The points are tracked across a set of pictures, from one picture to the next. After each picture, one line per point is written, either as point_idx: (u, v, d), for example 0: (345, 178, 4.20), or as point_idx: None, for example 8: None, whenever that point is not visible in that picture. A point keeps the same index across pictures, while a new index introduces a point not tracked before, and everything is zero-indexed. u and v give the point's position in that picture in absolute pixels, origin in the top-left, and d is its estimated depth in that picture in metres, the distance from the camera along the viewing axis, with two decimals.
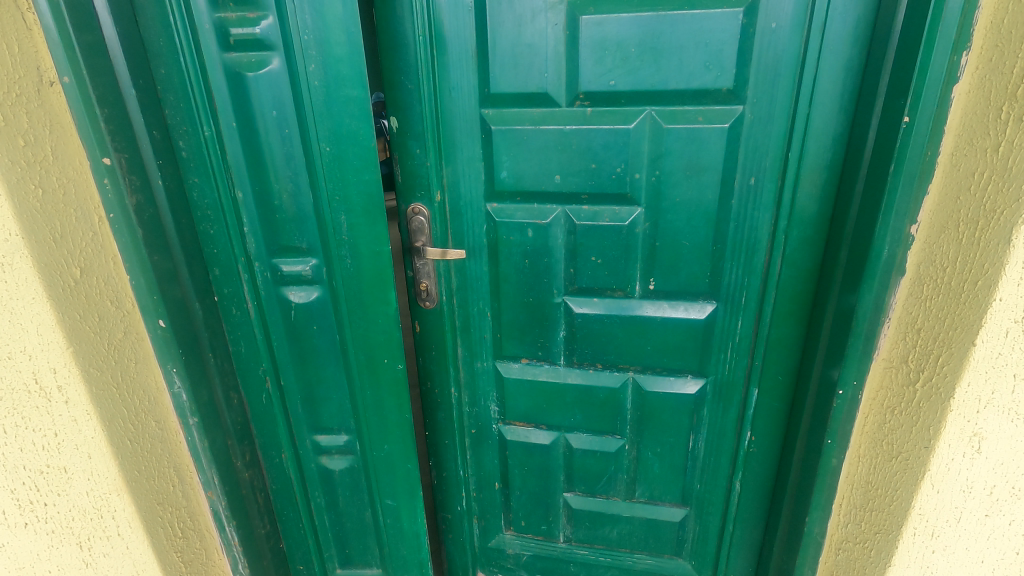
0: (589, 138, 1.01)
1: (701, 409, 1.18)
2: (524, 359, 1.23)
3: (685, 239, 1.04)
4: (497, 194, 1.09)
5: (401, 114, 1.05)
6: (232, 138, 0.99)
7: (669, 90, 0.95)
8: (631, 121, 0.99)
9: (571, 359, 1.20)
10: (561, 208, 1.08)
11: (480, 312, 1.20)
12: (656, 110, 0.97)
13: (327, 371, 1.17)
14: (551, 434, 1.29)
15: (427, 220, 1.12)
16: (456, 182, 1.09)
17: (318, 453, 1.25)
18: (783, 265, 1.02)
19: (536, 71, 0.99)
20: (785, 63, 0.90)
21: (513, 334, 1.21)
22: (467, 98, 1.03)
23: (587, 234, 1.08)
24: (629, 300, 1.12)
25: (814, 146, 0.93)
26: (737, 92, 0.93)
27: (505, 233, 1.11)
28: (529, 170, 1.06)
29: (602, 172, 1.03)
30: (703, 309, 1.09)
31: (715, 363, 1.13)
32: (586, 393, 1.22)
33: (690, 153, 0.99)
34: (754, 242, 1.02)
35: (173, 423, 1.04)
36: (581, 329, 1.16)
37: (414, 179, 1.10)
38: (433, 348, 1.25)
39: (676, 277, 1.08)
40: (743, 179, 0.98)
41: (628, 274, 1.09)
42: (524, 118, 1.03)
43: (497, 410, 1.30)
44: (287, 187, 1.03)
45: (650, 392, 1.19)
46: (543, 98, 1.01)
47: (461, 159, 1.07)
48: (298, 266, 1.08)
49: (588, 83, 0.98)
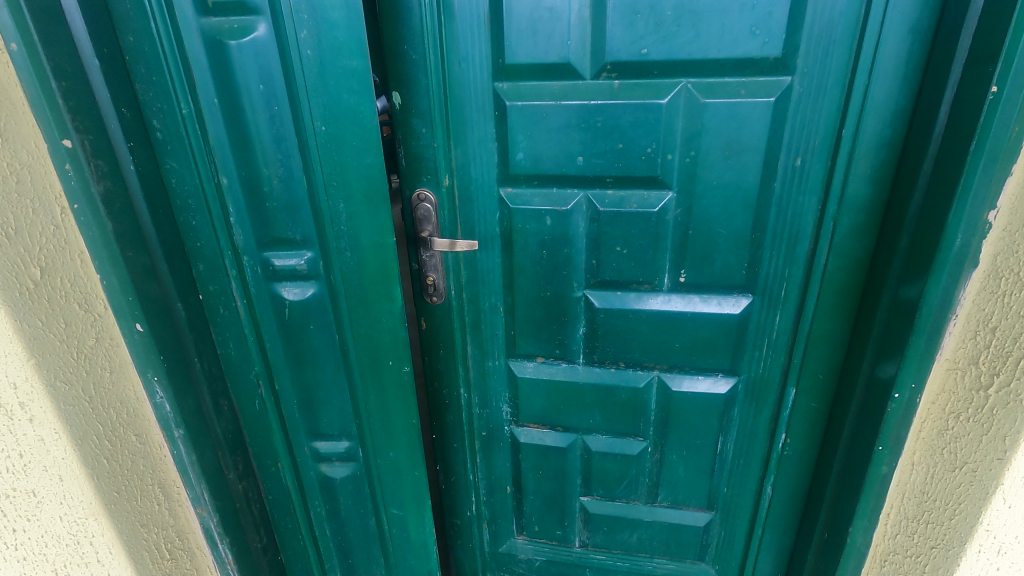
0: (615, 115, 0.91)
1: (730, 409, 1.10)
2: (539, 357, 1.14)
3: (720, 227, 0.95)
4: (511, 177, 0.99)
5: (405, 89, 0.93)
6: (214, 117, 0.87)
7: (709, 59, 0.85)
8: (664, 95, 0.88)
9: (591, 359, 1.11)
10: (583, 193, 0.97)
11: (491, 307, 1.11)
12: (693, 81, 0.87)
13: (326, 373, 1.08)
14: (567, 436, 1.21)
15: (433, 208, 1.01)
16: (466, 166, 0.99)
17: (318, 460, 1.16)
18: (830, 255, 0.92)
19: (558, 39, 0.88)
20: (842, 27, 0.79)
21: (527, 332, 1.11)
22: (479, 71, 0.92)
23: (612, 222, 0.98)
24: (656, 294, 1.02)
25: (872, 122, 0.83)
26: (786, 61, 0.83)
27: (520, 222, 1.01)
28: (548, 151, 0.95)
29: (630, 152, 0.92)
30: (737, 303, 1.00)
31: (749, 360, 1.05)
32: (606, 393, 1.14)
33: (730, 131, 0.88)
34: (799, 229, 0.92)
35: (156, 436, 0.94)
36: (603, 325, 1.07)
37: (419, 163, 0.99)
38: (441, 346, 1.16)
39: (709, 269, 0.98)
40: (789, 160, 0.88)
41: (656, 266, 0.99)
42: (542, 93, 0.92)
43: (509, 410, 1.21)
44: (278, 171, 0.91)
45: (676, 392, 1.10)
46: (564, 70, 0.90)
47: (472, 139, 0.97)
48: (292, 260, 0.98)
49: (616, 51, 0.87)
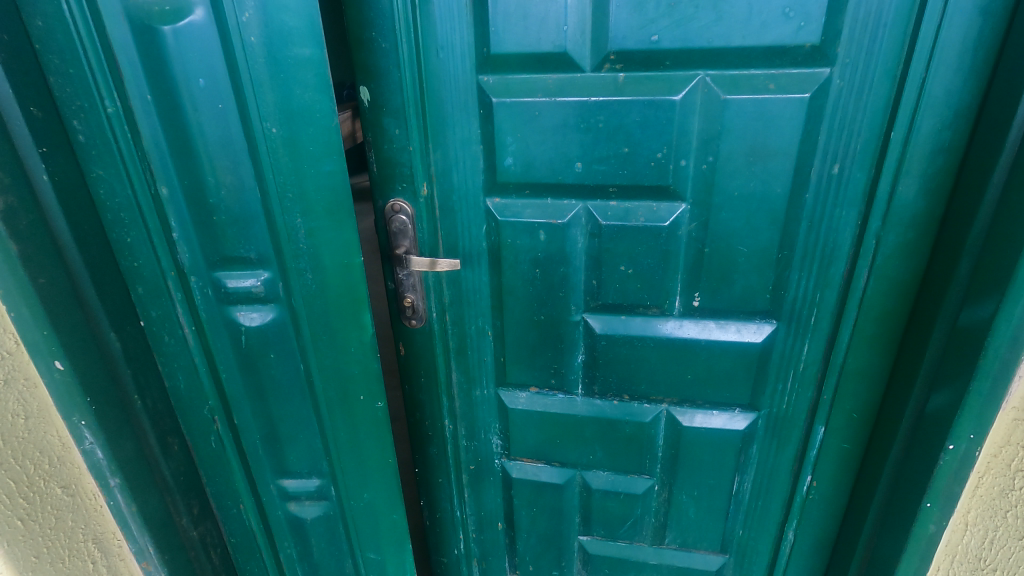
0: (620, 113, 0.77)
1: (749, 447, 0.97)
2: (533, 387, 1.01)
3: (742, 244, 0.81)
4: (499, 185, 0.85)
5: (374, 83, 0.80)
6: (147, 116, 0.74)
7: (732, 47, 0.71)
8: (678, 90, 0.74)
9: (591, 390, 0.98)
10: (581, 204, 0.84)
11: (478, 331, 0.98)
12: (712, 74, 0.73)
13: (291, 405, 0.96)
14: (564, 472, 1.08)
15: (410, 221, 0.88)
16: (447, 172, 0.85)
17: (286, 499, 1.04)
18: (871, 278, 0.79)
19: (552, 23, 0.74)
20: (894, 8, 0.66)
21: (519, 359, 0.98)
22: (460, 61, 0.78)
23: (616, 237, 0.84)
24: (666, 319, 0.89)
25: (926, 124, 0.70)
26: (825, 50, 0.69)
27: (510, 236, 0.88)
28: (541, 156, 0.82)
29: (637, 157, 0.79)
30: (759, 330, 0.87)
31: (771, 394, 0.92)
32: (608, 427, 1.01)
33: (756, 133, 0.75)
34: (833, 247, 0.79)
35: (90, 485, 0.81)
36: (604, 353, 0.94)
37: (392, 169, 0.85)
38: (422, 373, 1.03)
39: (727, 291, 0.85)
40: (825, 166, 0.75)
41: (667, 287, 0.86)
42: (534, 88, 0.78)
43: (500, 443, 1.09)
44: (227, 179, 0.78)
45: (688, 428, 0.97)
46: (559, 60, 0.76)
47: (454, 141, 0.83)
48: (247, 280, 0.84)
49: (622, 38, 0.73)
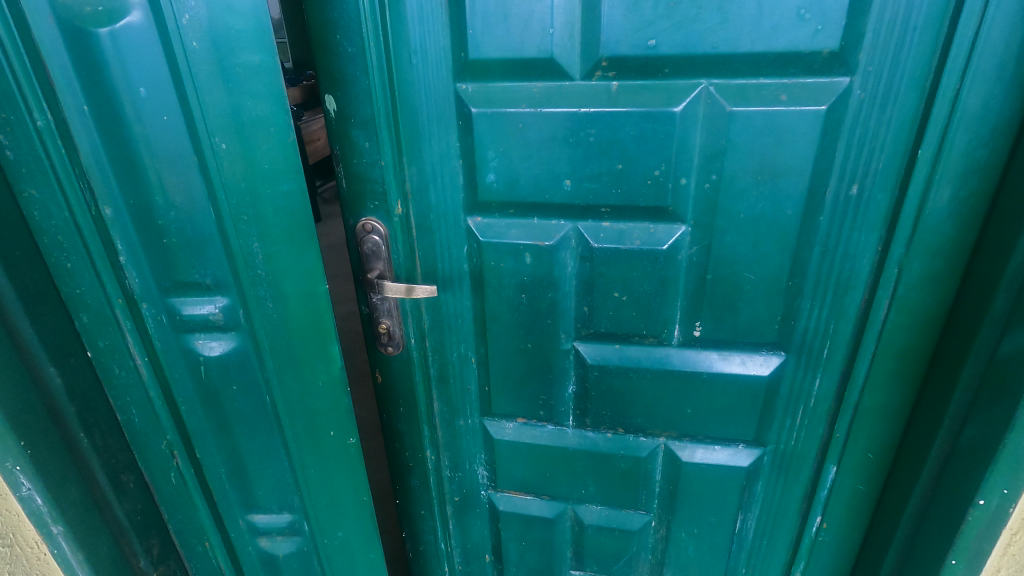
0: (613, 126, 0.69)
1: (753, 484, 0.90)
2: (520, 418, 0.94)
3: (748, 270, 0.73)
4: (480, 203, 0.77)
5: (340, 91, 0.72)
6: (85, 129, 0.66)
7: (740, 53, 0.63)
8: (677, 101, 0.66)
9: (582, 422, 0.91)
10: (571, 225, 0.76)
11: (461, 358, 0.90)
12: (717, 83, 0.65)
13: (258, 438, 0.88)
14: (554, 505, 1.01)
15: (383, 242, 0.80)
16: (424, 189, 0.78)
17: (256, 534, 0.97)
18: (892, 309, 0.71)
19: (537, 26, 0.66)
20: (924, 11, 0.58)
21: (504, 389, 0.91)
22: (434, 67, 0.70)
23: (609, 262, 0.76)
24: (664, 350, 0.82)
25: (957, 141, 0.62)
26: (845, 56, 0.61)
27: (493, 258, 0.80)
28: (526, 172, 0.74)
29: (632, 175, 0.71)
30: (766, 362, 0.79)
31: (778, 430, 0.84)
32: (601, 460, 0.94)
33: (765, 149, 0.66)
34: (850, 275, 0.71)
35: (30, 534, 0.73)
36: (597, 384, 0.86)
37: (363, 185, 0.77)
38: (401, 402, 0.95)
39: (732, 321, 0.77)
40: (841, 186, 0.67)
41: (665, 315, 0.79)
42: (517, 97, 0.70)
43: (485, 475, 1.01)
44: (177, 199, 0.71)
45: (687, 464, 0.90)
46: (545, 67, 0.68)
47: (430, 156, 0.76)
48: (203, 307, 0.78)
49: (615, 42, 0.65)
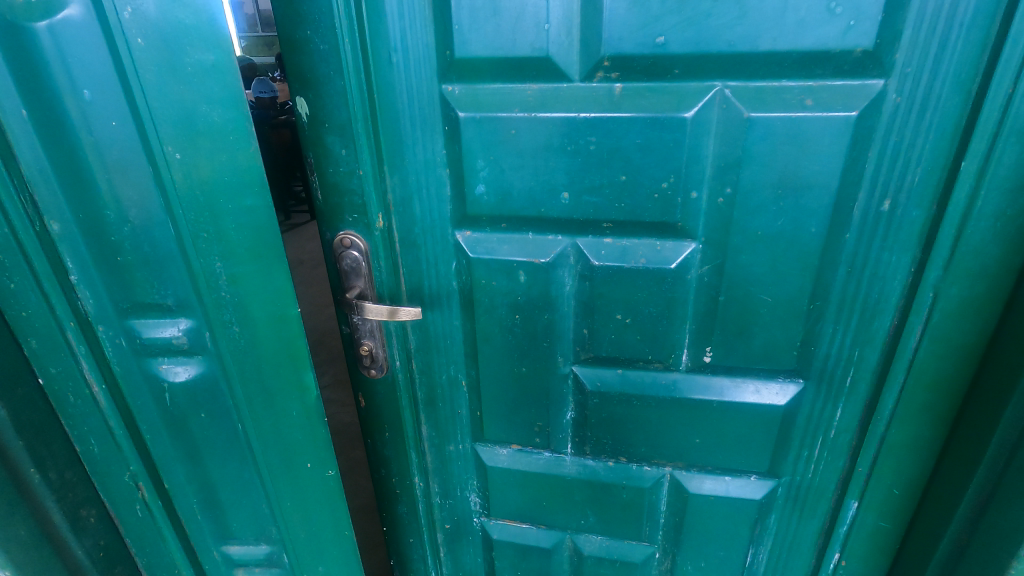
0: (615, 133, 0.61)
1: (767, 518, 0.83)
2: (515, 445, 0.87)
3: (766, 293, 0.66)
4: (469, 217, 0.70)
5: (312, 93, 0.65)
6: (24, 136, 0.59)
7: (760, 52, 0.55)
8: (688, 106, 0.59)
9: (581, 450, 0.84)
10: (569, 241, 0.69)
11: (450, 380, 0.84)
12: (733, 86, 0.57)
13: (231, 467, 0.82)
14: (552, 535, 0.94)
15: (363, 258, 0.73)
16: (407, 201, 0.71)
17: (232, 566, 0.90)
18: (925, 337, 0.64)
19: (530, 21, 0.59)
20: (973, 4, 0.51)
21: (497, 414, 0.84)
22: (416, 66, 0.63)
23: (611, 282, 0.69)
24: (672, 376, 0.75)
25: (1007, 152, 0.55)
26: (881, 56, 0.54)
27: (483, 276, 0.73)
28: (519, 183, 0.67)
29: (637, 187, 0.63)
30: (783, 391, 0.72)
31: (794, 461, 0.78)
32: (602, 490, 0.87)
33: (787, 159, 0.59)
34: (878, 298, 0.64)
35: None
36: (597, 412, 0.80)
37: (340, 197, 0.70)
38: (387, 427, 0.89)
39: (746, 347, 0.70)
40: (871, 201, 0.60)
41: (672, 339, 0.72)
42: (509, 100, 0.63)
43: (478, 502, 0.95)
44: (132, 213, 0.64)
45: (695, 496, 0.83)
46: (540, 67, 0.61)
47: (413, 164, 0.69)
48: (165, 330, 0.71)
49: (618, 40, 0.58)
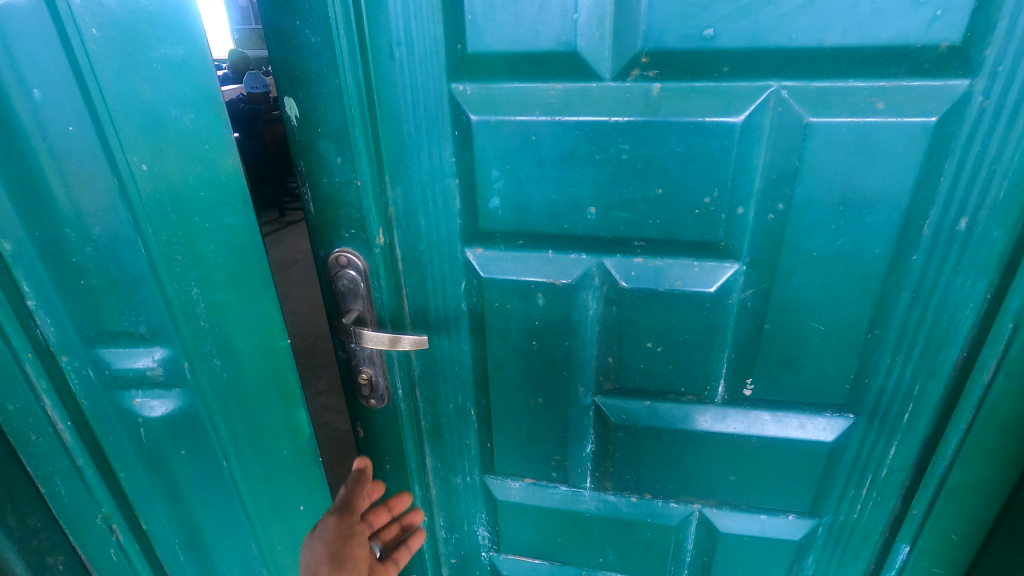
0: (652, 139, 0.53)
1: (805, 559, 0.76)
2: (528, 479, 0.79)
3: (818, 320, 0.59)
4: (481, 233, 0.62)
5: (303, 92, 0.56)
6: None
7: (826, 46, 0.47)
8: (738, 109, 0.51)
9: (602, 485, 0.77)
10: (595, 261, 0.61)
11: (458, 409, 0.76)
12: (792, 86, 0.49)
13: (216, 507, 0.74)
14: (567, 572, 0.87)
15: (361, 278, 0.65)
16: (411, 214, 0.63)
17: None
18: (1000, 372, 0.57)
19: (557, 9, 0.50)
20: None
21: (509, 446, 0.77)
22: (422, 62, 0.55)
23: (641, 306, 0.62)
24: (706, 410, 0.67)
25: None
26: (969, 53, 0.46)
27: (497, 298, 0.65)
28: (539, 196, 0.59)
29: (674, 202, 0.56)
30: (831, 427, 0.65)
31: (838, 501, 0.70)
32: (623, 527, 0.79)
33: (851, 171, 0.51)
34: (946, 328, 0.57)
35: None
36: (621, 446, 0.72)
37: (336, 211, 0.62)
38: (387, 458, 0.81)
39: (792, 380, 0.63)
40: (945, 219, 0.52)
41: (708, 370, 0.64)
42: (529, 101, 0.55)
43: (487, 536, 0.87)
44: (96, 230, 0.55)
45: (726, 535, 0.76)
46: (566, 63, 0.53)
47: (418, 174, 0.61)
48: (137, 360, 0.63)
49: (659, 32, 0.50)
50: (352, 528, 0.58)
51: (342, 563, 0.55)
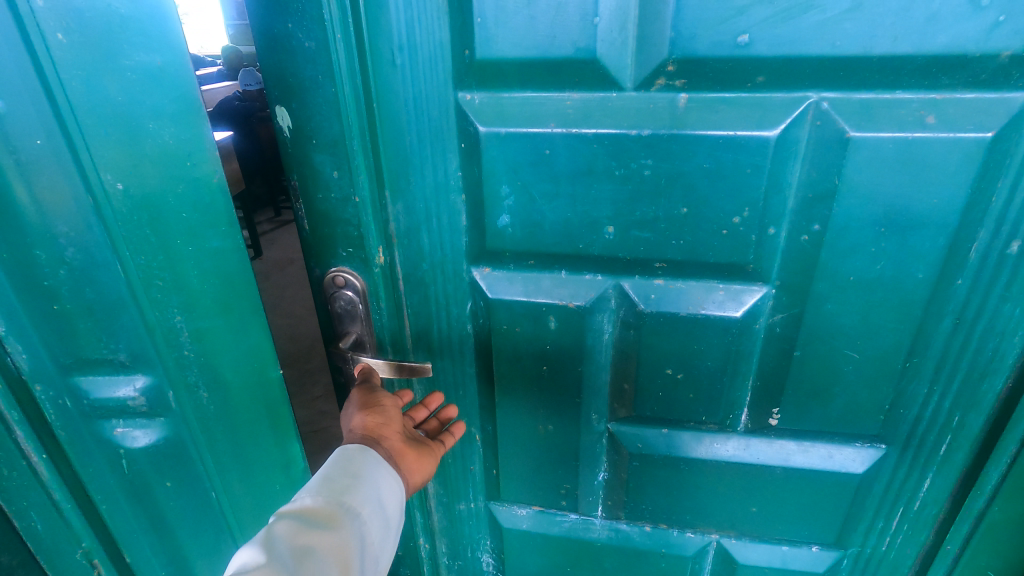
0: (677, 155, 0.49)
1: None
2: (536, 506, 0.75)
3: (852, 347, 0.54)
4: (489, 252, 0.58)
5: (297, 101, 0.52)
6: None
7: (873, 55, 0.43)
8: (773, 123, 0.46)
9: (614, 514, 0.73)
10: (611, 283, 0.56)
11: (462, 434, 0.72)
12: (833, 98, 0.45)
13: (204, 542, 0.69)
14: None
15: (360, 300, 0.60)
16: (414, 231, 0.58)
17: None
18: None
19: (576, 12, 0.46)
20: None
21: (516, 473, 0.72)
22: (426, 69, 0.51)
23: (660, 331, 0.57)
24: (728, 439, 0.63)
25: None
26: None
27: (505, 321, 0.61)
28: (553, 214, 0.54)
29: (700, 221, 0.51)
30: (862, 458, 0.61)
31: (866, 533, 0.66)
32: (636, 557, 0.75)
33: (895, 191, 0.47)
34: (992, 357, 0.53)
35: None
36: (636, 474, 0.68)
37: (332, 228, 0.57)
38: None
39: (822, 409, 0.58)
40: (996, 243, 0.48)
41: (731, 398, 0.60)
42: (543, 112, 0.50)
43: (491, 563, 0.83)
44: (69, 252, 0.51)
45: (745, 566, 0.72)
46: (585, 71, 0.48)
47: (421, 188, 0.56)
48: (118, 389, 0.58)
49: (688, 37, 0.45)
50: (374, 390, 0.58)
51: (374, 406, 0.57)
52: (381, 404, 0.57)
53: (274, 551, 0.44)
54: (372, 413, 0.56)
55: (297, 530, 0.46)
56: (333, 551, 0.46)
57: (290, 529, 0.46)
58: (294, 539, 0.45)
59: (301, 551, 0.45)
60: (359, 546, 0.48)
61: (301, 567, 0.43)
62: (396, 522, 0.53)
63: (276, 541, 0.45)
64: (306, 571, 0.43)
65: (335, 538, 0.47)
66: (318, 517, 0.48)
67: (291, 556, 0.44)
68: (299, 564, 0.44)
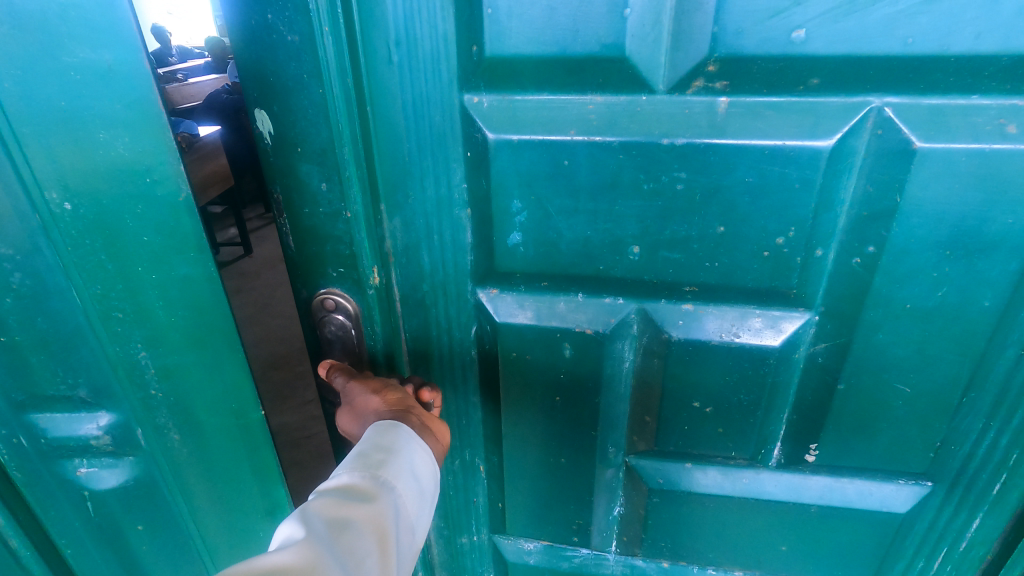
0: (715, 167, 0.43)
1: None
2: (545, 540, 0.69)
3: (903, 379, 0.49)
4: (497, 272, 0.52)
5: (278, 104, 0.45)
6: None
7: (949, 54, 0.37)
8: (826, 131, 0.41)
9: (629, 550, 0.67)
10: (635, 308, 0.50)
11: (464, 465, 0.66)
12: (897, 103, 0.39)
13: None
14: None
15: (352, 325, 0.54)
16: (413, 248, 0.52)
17: None
18: None
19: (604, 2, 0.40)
20: None
21: (524, 505, 0.66)
22: (428, 67, 0.44)
23: (688, 360, 0.51)
24: (758, 474, 0.57)
25: None
26: None
27: (514, 348, 0.54)
28: (570, 231, 0.48)
29: (738, 241, 0.45)
30: (906, 496, 0.55)
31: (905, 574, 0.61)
32: None
33: (964, 209, 0.41)
34: None
35: None
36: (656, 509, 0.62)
37: (319, 246, 0.51)
38: None
39: (864, 444, 0.53)
40: None
41: (764, 431, 0.54)
42: (561, 117, 0.44)
43: None
44: (16, 278, 0.44)
45: None
46: (611, 70, 0.42)
47: (421, 202, 0.50)
48: (78, 427, 0.52)
49: (733, 33, 0.39)
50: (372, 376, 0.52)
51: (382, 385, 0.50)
52: (387, 382, 0.51)
53: (308, 523, 0.35)
54: (386, 390, 0.50)
55: (332, 501, 0.37)
56: (372, 523, 0.37)
57: (326, 501, 0.37)
58: (328, 511, 0.36)
59: (340, 525, 0.36)
60: (399, 520, 0.40)
61: (338, 540, 0.35)
62: (432, 494, 0.45)
63: (309, 514, 0.36)
64: (346, 547, 0.35)
65: (375, 513, 0.38)
66: (355, 493, 0.39)
67: (328, 528, 0.35)
68: (337, 538, 0.35)
